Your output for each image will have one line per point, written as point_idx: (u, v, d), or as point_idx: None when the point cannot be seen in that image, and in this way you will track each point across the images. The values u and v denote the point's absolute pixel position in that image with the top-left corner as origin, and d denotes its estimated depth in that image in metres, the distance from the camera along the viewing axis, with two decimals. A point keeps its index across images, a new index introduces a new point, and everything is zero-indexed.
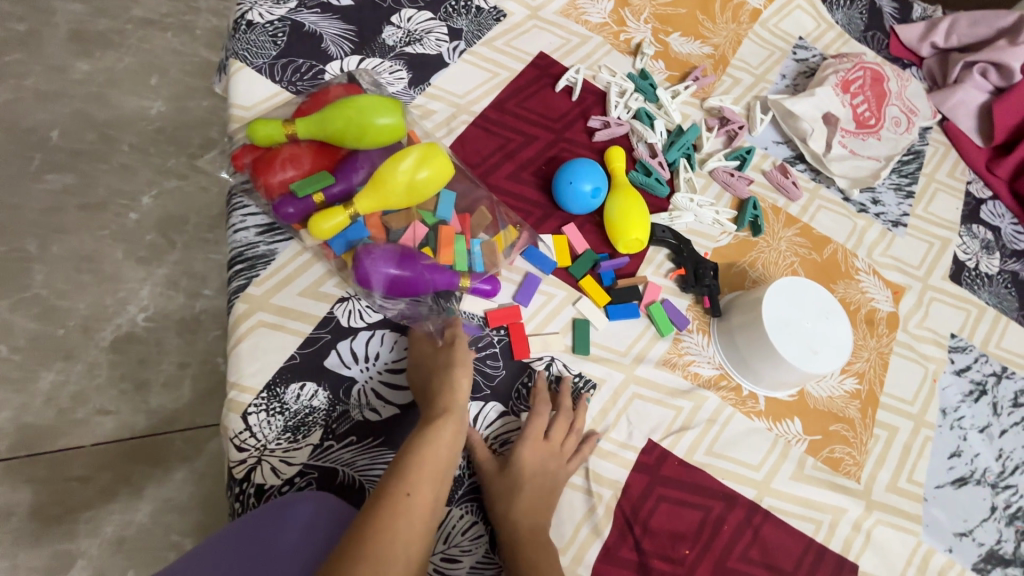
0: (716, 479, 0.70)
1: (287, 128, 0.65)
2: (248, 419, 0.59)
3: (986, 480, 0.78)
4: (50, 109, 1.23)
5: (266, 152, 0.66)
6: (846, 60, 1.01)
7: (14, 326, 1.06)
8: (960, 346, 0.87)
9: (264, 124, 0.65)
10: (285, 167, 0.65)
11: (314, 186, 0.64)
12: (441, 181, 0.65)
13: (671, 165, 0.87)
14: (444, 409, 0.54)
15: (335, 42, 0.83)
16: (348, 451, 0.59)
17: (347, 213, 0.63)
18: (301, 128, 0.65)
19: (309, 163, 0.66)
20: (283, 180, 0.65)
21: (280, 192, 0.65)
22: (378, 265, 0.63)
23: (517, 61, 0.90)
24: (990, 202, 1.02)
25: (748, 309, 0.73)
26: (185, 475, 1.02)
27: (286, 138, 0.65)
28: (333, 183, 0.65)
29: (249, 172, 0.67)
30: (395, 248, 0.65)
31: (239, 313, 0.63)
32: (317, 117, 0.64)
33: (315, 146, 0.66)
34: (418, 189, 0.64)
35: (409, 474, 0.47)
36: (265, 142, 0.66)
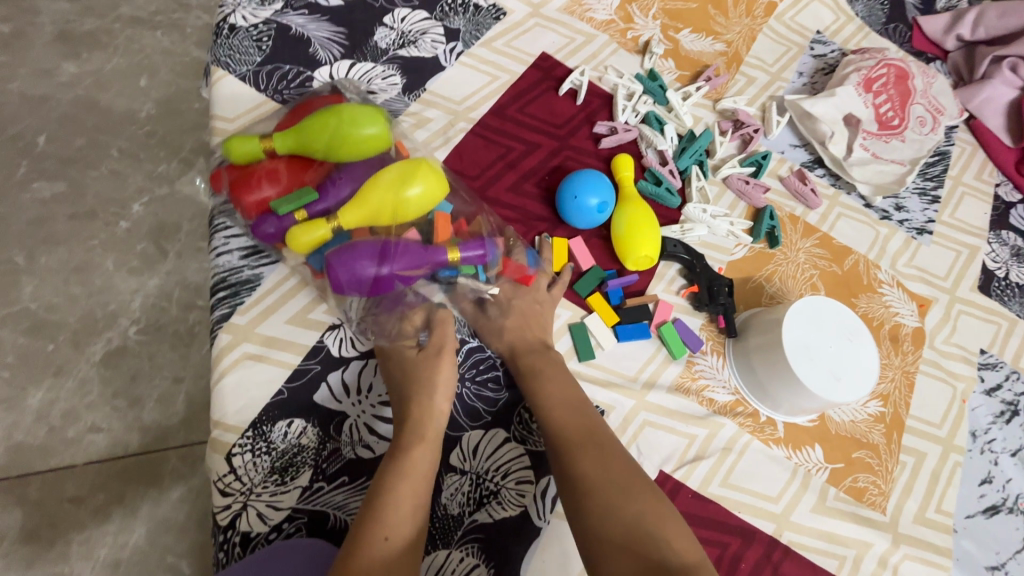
0: (731, 513, 0.66)
1: (267, 143, 0.62)
2: (233, 461, 0.55)
3: (1020, 508, 0.73)
4: (37, 114, 1.19)
5: (245, 171, 0.62)
6: (869, 57, 0.95)
7: (3, 342, 1.03)
8: (990, 362, 0.83)
9: (242, 141, 0.61)
10: (263, 184, 0.60)
11: (294, 203, 0.59)
12: (433, 199, 0.60)
13: (683, 174, 0.82)
14: (421, 439, 0.54)
15: (324, 45, 0.78)
16: (340, 493, 0.56)
17: (328, 227, 0.57)
18: (280, 141, 0.61)
19: (287, 178, 0.61)
20: (259, 199, 0.60)
21: (259, 212, 0.60)
22: (353, 269, 0.56)
23: (517, 63, 0.85)
24: (1020, 206, 0.96)
25: (767, 330, 0.69)
26: (181, 494, 0.98)
27: (265, 154, 0.62)
28: (315, 200, 0.59)
29: (227, 192, 0.62)
30: (377, 242, 0.57)
31: (222, 344, 0.59)
32: (298, 130, 0.61)
33: (295, 161, 0.62)
34: (406, 205, 0.59)
35: (387, 517, 0.47)
36: (243, 160, 0.62)
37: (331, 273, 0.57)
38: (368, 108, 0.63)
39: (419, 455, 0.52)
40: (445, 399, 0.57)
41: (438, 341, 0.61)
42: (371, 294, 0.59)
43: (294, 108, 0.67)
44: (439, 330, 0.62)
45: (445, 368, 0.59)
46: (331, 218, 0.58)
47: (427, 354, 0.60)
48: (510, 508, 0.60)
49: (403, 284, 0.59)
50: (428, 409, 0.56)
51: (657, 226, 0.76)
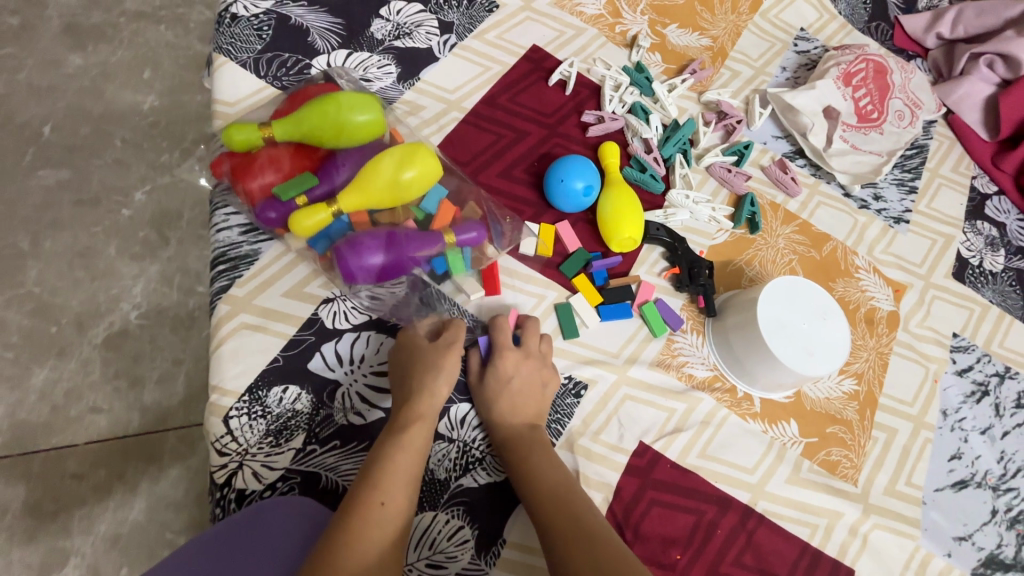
0: (708, 483, 0.68)
1: (265, 131, 0.63)
2: (230, 423, 0.58)
3: (987, 483, 0.76)
4: (44, 103, 1.22)
5: (245, 158, 0.64)
6: (849, 52, 0.98)
7: (9, 323, 1.06)
8: (963, 345, 0.86)
9: (240, 128, 0.63)
10: (264, 171, 0.62)
11: (297, 189, 0.62)
12: (427, 181, 0.64)
13: (667, 161, 0.85)
14: (417, 416, 0.55)
15: (322, 35, 0.81)
16: (332, 455, 0.58)
17: (329, 211, 0.61)
18: (281, 130, 0.63)
19: (289, 164, 0.63)
20: (262, 185, 0.62)
21: (261, 198, 0.63)
22: (365, 258, 0.61)
23: (509, 54, 0.88)
24: (996, 198, 1.00)
25: (743, 309, 0.72)
26: (180, 473, 1.01)
27: (264, 142, 0.64)
28: (315, 186, 0.63)
29: (228, 179, 0.64)
30: (381, 232, 0.63)
31: (221, 314, 0.62)
32: (295, 118, 0.63)
33: (296, 148, 0.64)
34: (403, 187, 0.62)
35: (383, 484, 0.49)
36: (242, 147, 0.64)
37: (341, 262, 0.61)
38: (366, 96, 0.65)
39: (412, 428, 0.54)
40: (447, 381, 0.59)
41: (449, 336, 0.62)
42: (378, 280, 0.64)
43: (290, 96, 0.69)
44: (452, 330, 0.63)
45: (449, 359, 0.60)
46: (331, 202, 0.62)
47: (438, 345, 0.61)
48: (495, 474, 0.63)
49: (410, 268, 0.65)
50: (425, 387, 0.57)
51: (641, 210, 0.79)
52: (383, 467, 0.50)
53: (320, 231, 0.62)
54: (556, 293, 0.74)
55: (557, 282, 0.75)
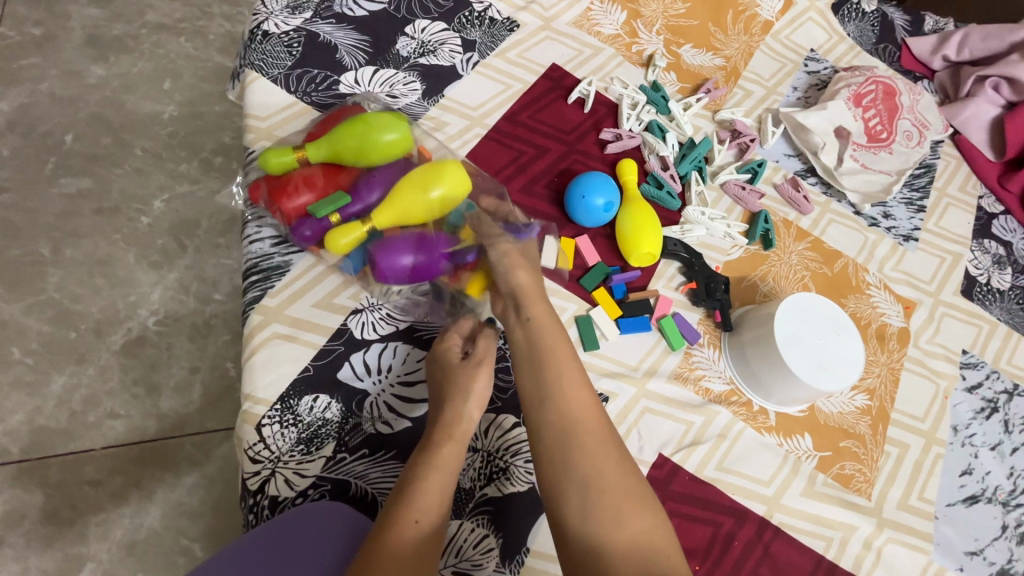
0: (726, 495, 0.70)
1: (299, 153, 0.66)
2: (262, 431, 0.59)
3: (998, 498, 0.78)
4: (67, 113, 1.25)
5: (281, 179, 0.66)
6: (859, 74, 1.01)
7: (29, 330, 1.07)
8: (972, 362, 0.87)
9: (275, 152, 0.65)
10: (300, 190, 0.64)
11: (330, 207, 0.63)
12: (455, 197, 0.65)
13: (683, 178, 0.88)
14: (451, 434, 0.56)
15: (350, 52, 0.83)
16: (360, 463, 0.60)
17: (364, 229, 0.62)
18: (314, 151, 0.65)
19: (323, 184, 0.65)
20: (298, 206, 0.64)
21: (296, 216, 0.64)
22: (398, 257, 0.62)
23: (529, 73, 0.90)
24: (1002, 217, 1.02)
25: (758, 324, 0.74)
26: (196, 480, 1.02)
27: (299, 162, 0.66)
28: (348, 203, 0.64)
29: (265, 202, 0.66)
30: (414, 233, 0.64)
31: (254, 324, 0.63)
32: (327, 139, 0.65)
33: (329, 168, 0.66)
34: (432, 206, 0.64)
35: (418, 501, 0.50)
36: (278, 171, 0.66)
37: (375, 259, 0.62)
38: (394, 117, 0.68)
39: (444, 445, 0.55)
40: (477, 406, 0.58)
41: (478, 352, 0.61)
42: (413, 281, 0.64)
43: (322, 118, 0.71)
44: (482, 344, 0.62)
45: (481, 367, 0.60)
46: (365, 221, 0.63)
47: (468, 362, 0.60)
48: (518, 484, 0.63)
49: (443, 268, 0.65)
50: (457, 407, 0.57)
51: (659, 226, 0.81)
52: (417, 484, 0.51)
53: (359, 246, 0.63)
54: (577, 305, 0.76)
55: (576, 295, 0.77)
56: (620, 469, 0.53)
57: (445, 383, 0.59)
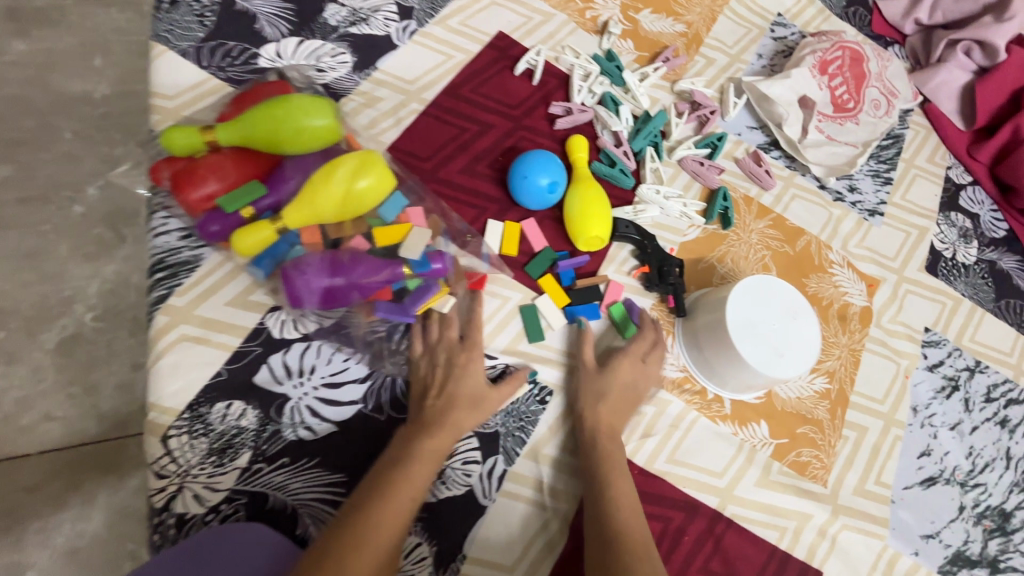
0: (676, 488, 0.67)
1: (208, 136, 0.58)
2: (169, 443, 0.54)
3: (955, 479, 0.76)
4: None
5: (186, 164, 0.58)
6: (825, 39, 0.95)
7: None
8: (934, 340, 0.85)
9: (180, 132, 0.58)
10: (204, 177, 0.57)
11: (241, 200, 0.57)
12: (384, 191, 0.60)
13: (638, 155, 0.82)
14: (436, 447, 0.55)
15: (271, 22, 0.76)
16: (280, 473, 0.56)
17: (273, 227, 0.57)
18: (225, 134, 0.58)
19: (233, 172, 0.58)
20: (203, 196, 0.57)
21: (203, 209, 0.58)
22: (309, 281, 0.56)
23: (473, 42, 0.83)
24: (970, 188, 0.99)
25: (713, 309, 0.70)
26: None
27: (208, 147, 0.59)
28: (262, 196, 0.58)
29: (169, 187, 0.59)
30: (328, 255, 0.58)
31: (160, 326, 0.58)
32: (239, 122, 0.58)
33: (239, 153, 0.59)
34: (357, 200, 0.58)
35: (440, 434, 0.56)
36: (184, 154, 0.59)
37: (286, 286, 0.57)
38: (321, 99, 0.61)
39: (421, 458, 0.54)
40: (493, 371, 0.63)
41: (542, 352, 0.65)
42: (328, 306, 0.59)
43: (237, 97, 0.64)
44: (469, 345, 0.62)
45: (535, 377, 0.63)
46: (276, 218, 0.57)
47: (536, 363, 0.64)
48: (455, 488, 0.60)
49: (361, 298, 0.59)
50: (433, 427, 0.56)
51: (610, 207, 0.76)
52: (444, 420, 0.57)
53: (269, 247, 0.58)
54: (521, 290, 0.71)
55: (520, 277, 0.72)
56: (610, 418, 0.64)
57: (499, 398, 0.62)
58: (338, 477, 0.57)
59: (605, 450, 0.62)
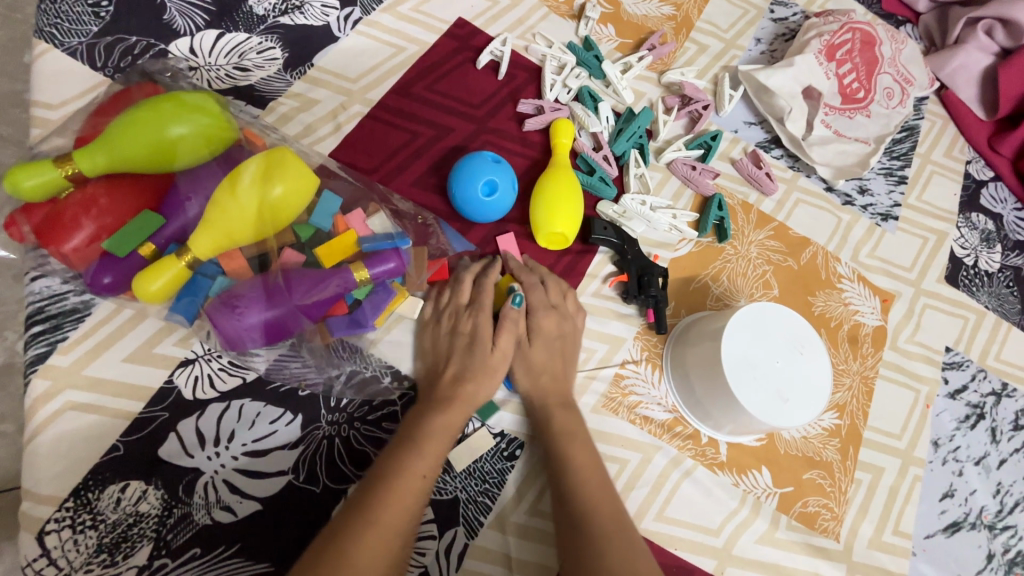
0: (667, 553, 0.58)
1: (68, 169, 0.46)
2: (47, 540, 0.44)
3: (983, 522, 0.68)
4: None
5: (51, 208, 0.46)
6: (832, 20, 0.84)
7: None
8: (956, 361, 0.76)
9: (29, 171, 0.45)
10: (76, 218, 0.46)
11: (136, 236, 0.47)
12: (306, 193, 0.50)
13: (620, 159, 0.72)
14: (422, 471, 0.46)
15: (183, 12, 0.64)
16: (188, 570, 0.46)
17: (182, 261, 0.47)
18: (89, 161, 0.46)
19: (113, 207, 0.46)
20: (81, 243, 0.46)
21: (84, 259, 0.47)
22: (243, 317, 0.47)
23: (428, 31, 0.72)
24: (992, 185, 0.88)
25: (701, 342, 0.61)
26: None
27: (71, 182, 0.47)
28: (161, 226, 0.48)
29: (36, 240, 0.47)
30: (259, 281, 0.49)
31: (37, 393, 0.48)
32: (106, 143, 0.47)
33: (120, 182, 0.47)
34: (277, 209, 0.48)
35: (424, 451, 0.47)
36: (41, 196, 0.46)
37: (216, 328, 0.48)
38: (205, 97, 0.51)
39: (402, 488, 0.44)
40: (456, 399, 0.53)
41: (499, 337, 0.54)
42: (275, 340, 0.50)
43: (102, 111, 0.51)
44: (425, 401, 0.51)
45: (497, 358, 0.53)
46: (183, 251, 0.47)
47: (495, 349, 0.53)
48: None
49: (310, 321, 0.51)
50: (403, 459, 0.46)
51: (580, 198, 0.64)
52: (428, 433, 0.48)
53: (184, 286, 0.48)
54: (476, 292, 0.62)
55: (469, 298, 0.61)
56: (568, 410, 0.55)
57: (460, 390, 0.52)
58: (262, 568, 0.48)
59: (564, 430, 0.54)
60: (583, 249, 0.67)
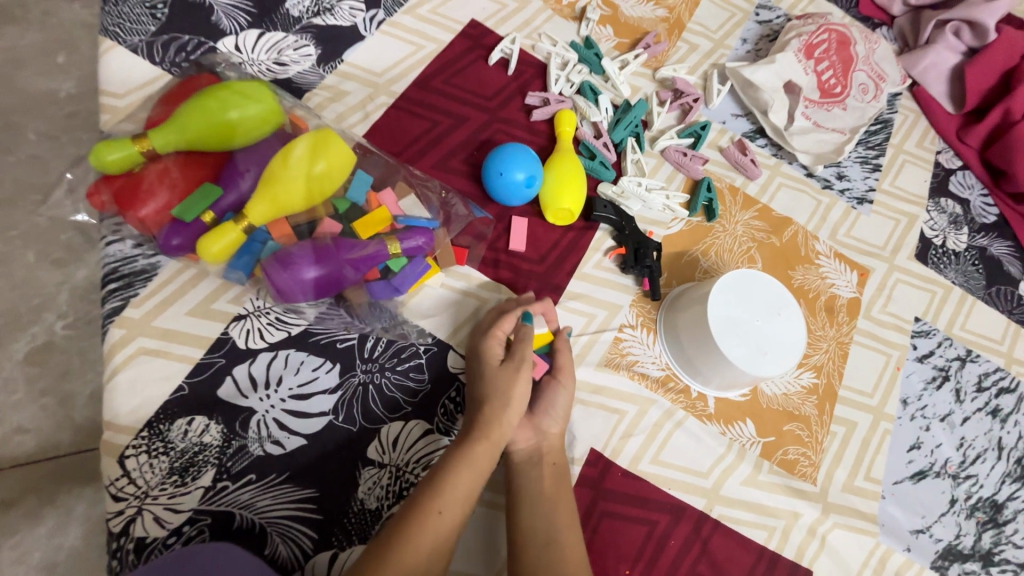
0: (662, 491, 0.65)
1: (144, 145, 0.54)
2: (126, 463, 0.52)
3: (947, 471, 0.75)
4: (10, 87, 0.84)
5: (128, 180, 0.54)
6: (811, 22, 0.92)
7: None
8: (924, 330, 0.83)
9: (111, 146, 0.53)
10: (151, 189, 0.53)
11: (200, 204, 0.54)
12: (344, 168, 0.57)
13: (619, 146, 0.80)
14: (436, 507, 0.48)
15: (229, 13, 0.72)
16: (246, 491, 0.53)
17: (240, 227, 0.54)
18: (162, 139, 0.53)
19: (182, 179, 0.54)
20: (155, 210, 0.53)
21: (156, 223, 0.54)
22: (297, 273, 0.54)
23: (444, 31, 0.80)
24: (960, 172, 0.96)
25: (693, 305, 0.68)
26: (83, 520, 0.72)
27: (145, 157, 0.54)
28: (221, 196, 0.55)
29: (114, 208, 0.54)
30: (310, 244, 0.55)
31: (115, 340, 0.55)
32: (176, 123, 0.54)
33: (186, 157, 0.55)
34: (321, 182, 0.56)
35: (442, 491, 0.49)
36: (120, 169, 0.54)
37: (271, 281, 0.55)
38: (258, 85, 0.58)
39: (419, 528, 0.47)
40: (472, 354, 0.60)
41: (518, 356, 0.57)
42: (321, 295, 0.57)
43: (166, 97, 0.58)
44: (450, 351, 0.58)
45: (520, 387, 0.56)
46: (240, 217, 0.54)
47: (509, 366, 0.56)
48: None
49: (355, 278, 0.57)
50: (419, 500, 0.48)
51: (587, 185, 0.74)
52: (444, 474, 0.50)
53: (240, 248, 0.55)
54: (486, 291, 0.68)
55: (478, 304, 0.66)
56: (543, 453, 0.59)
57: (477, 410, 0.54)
58: (309, 492, 0.55)
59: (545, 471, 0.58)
60: (586, 227, 0.74)
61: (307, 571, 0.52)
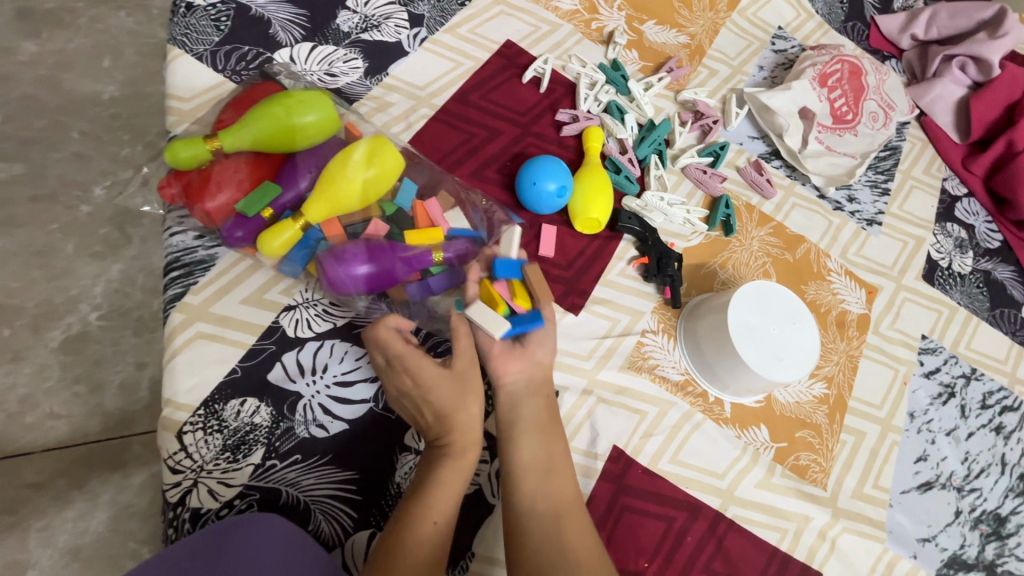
0: (680, 489, 0.68)
1: (214, 144, 0.58)
2: (184, 438, 0.55)
3: (952, 484, 0.78)
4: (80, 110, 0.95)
5: (198, 175, 0.59)
6: (825, 52, 0.98)
7: (14, 311, 0.84)
8: (931, 347, 0.87)
9: (185, 144, 0.58)
10: (220, 184, 0.58)
11: (260, 201, 0.58)
12: (393, 174, 0.62)
13: (642, 162, 0.84)
14: (432, 519, 0.49)
15: (285, 27, 0.78)
16: (292, 470, 0.57)
17: (297, 225, 0.58)
18: (231, 141, 0.58)
19: (247, 177, 0.59)
20: (221, 204, 0.58)
21: (221, 217, 0.58)
22: (350, 269, 0.58)
23: (482, 49, 0.85)
24: (965, 200, 1.00)
25: (715, 313, 0.71)
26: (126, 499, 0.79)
27: (214, 155, 0.59)
28: (280, 194, 0.59)
29: (183, 201, 0.59)
30: (363, 244, 0.59)
31: (175, 324, 0.59)
32: (244, 126, 0.59)
33: (251, 157, 0.60)
34: (372, 188, 0.60)
35: (432, 501, 0.50)
36: (191, 165, 0.59)
37: (325, 275, 0.59)
38: (318, 92, 0.63)
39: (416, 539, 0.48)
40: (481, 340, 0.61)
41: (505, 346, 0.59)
42: (370, 292, 0.61)
43: (234, 100, 0.63)
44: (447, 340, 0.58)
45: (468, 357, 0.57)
46: (298, 216, 0.58)
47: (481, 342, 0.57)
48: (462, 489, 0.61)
49: (402, 279, 0.61)
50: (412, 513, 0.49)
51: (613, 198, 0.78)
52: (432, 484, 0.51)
53: (297, 243, 0.59)
54: None
55: None
56: (529, 404, 0.59)
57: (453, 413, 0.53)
58: (349, 474, 0.58)
59: (532, 415, 0.58)
60: (610, 237, 0.78)
61: (346, 548, 0.55)
